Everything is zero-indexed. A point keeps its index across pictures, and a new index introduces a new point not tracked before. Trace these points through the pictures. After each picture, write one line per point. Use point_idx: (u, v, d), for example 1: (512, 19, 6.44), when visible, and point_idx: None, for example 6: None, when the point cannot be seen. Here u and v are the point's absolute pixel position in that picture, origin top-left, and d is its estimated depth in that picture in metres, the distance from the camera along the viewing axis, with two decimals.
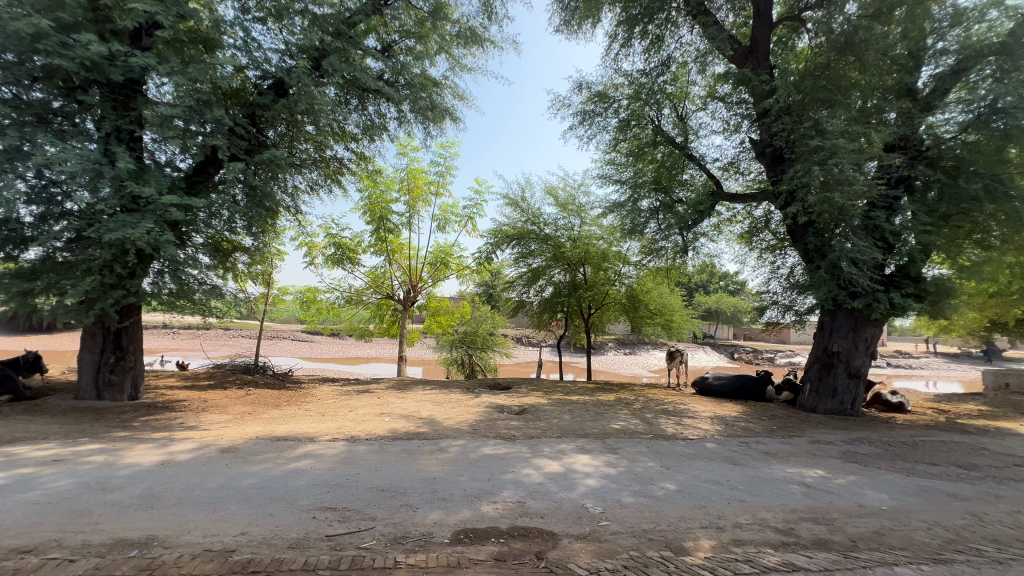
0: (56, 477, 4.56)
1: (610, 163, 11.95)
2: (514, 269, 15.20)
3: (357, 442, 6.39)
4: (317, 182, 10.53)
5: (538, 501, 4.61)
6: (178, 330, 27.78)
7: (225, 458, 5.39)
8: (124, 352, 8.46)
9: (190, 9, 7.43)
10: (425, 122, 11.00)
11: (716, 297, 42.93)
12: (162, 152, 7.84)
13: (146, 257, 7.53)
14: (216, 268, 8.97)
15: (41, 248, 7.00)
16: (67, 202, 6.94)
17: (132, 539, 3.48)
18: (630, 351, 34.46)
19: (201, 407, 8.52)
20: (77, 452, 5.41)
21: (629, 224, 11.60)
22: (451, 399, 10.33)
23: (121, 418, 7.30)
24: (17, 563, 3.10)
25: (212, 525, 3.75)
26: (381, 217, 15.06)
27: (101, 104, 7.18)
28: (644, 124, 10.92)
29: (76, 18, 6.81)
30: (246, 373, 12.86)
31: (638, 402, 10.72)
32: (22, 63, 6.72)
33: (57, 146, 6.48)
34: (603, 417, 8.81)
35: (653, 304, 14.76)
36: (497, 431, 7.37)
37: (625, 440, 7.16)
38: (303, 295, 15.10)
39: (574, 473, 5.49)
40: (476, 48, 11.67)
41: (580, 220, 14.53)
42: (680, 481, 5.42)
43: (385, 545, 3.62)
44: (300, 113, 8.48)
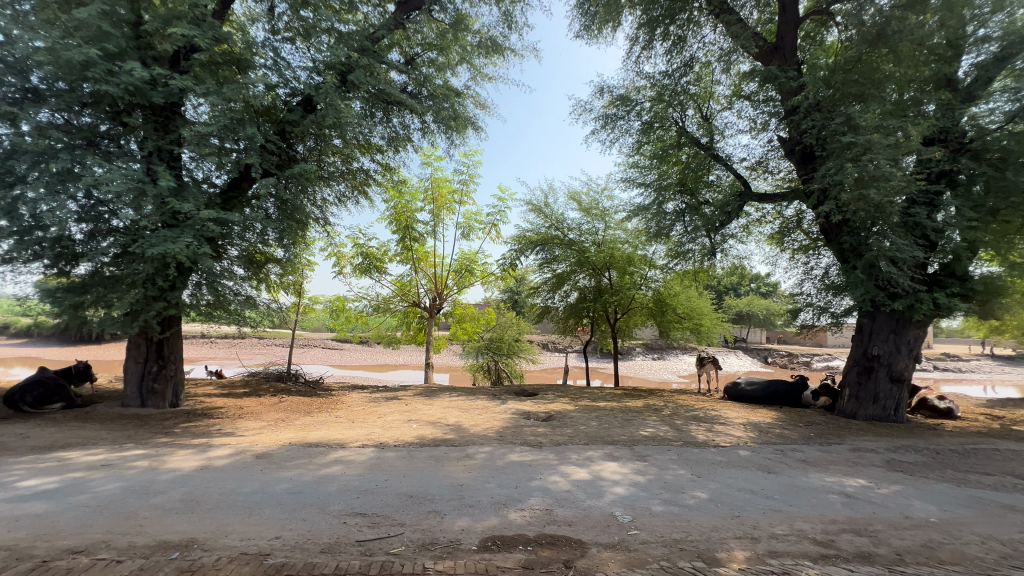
0: (103, 481, 4.79)
1: (634, 167, 11.82)
2: (538, 275, 15.16)
3: (386, 449, 6.48)
4: (345, 195, 10.79)
5: (565, 509, 4.57)
6: (216, 339, 28.94)
7: (260, 464, 5.56)
8: (166, 361, 8.80)
9: (225, 32, 7.79)
10: (448, 132, 11.17)
11: (746, 300, 41.85)
12: (199, 169, 8.22)
13: (186, 270, 7.86)
14: (250, 279, 9.30)
15: (90, 264, 7.42)
16: (113, 219, 7.35)
17: (174, 541, 3.62)
18: (659, 355, 33.89)
19: (238, 414, 8.81)
20: (123, 457, 5.68)
21: (654, 228, 11.48)
22: (478, 406, 10.37)
23: (163, 425, 7.62)
24: (69, 562, 3.27)
25: (248, 529, 3.86)
26: (406, 226, 15.32)
27: (144, 126, 7.60)
28: (668, 126, 10.84)
29: (121, 47, 7.23)
30: (279, 381, 13.18)
31: (668, 408, 10.51)
32: (73, 90, 7.15)
33: (105, 167, 6.87)
34: (632, 423, 8.68)
35: (681, 309, 14.52)
36: (524, 438, 7.35)
37: (655, 448, 7.03)
38: (333, 304, 15.44)
39: (601, 481, 5.42)
40: (497, 56, 11.79)
41: (604, 224, 14.45)
42: (711, 490, 5.28)
43: (414, 550, 3.66)
44: (328, 128, 8.73)
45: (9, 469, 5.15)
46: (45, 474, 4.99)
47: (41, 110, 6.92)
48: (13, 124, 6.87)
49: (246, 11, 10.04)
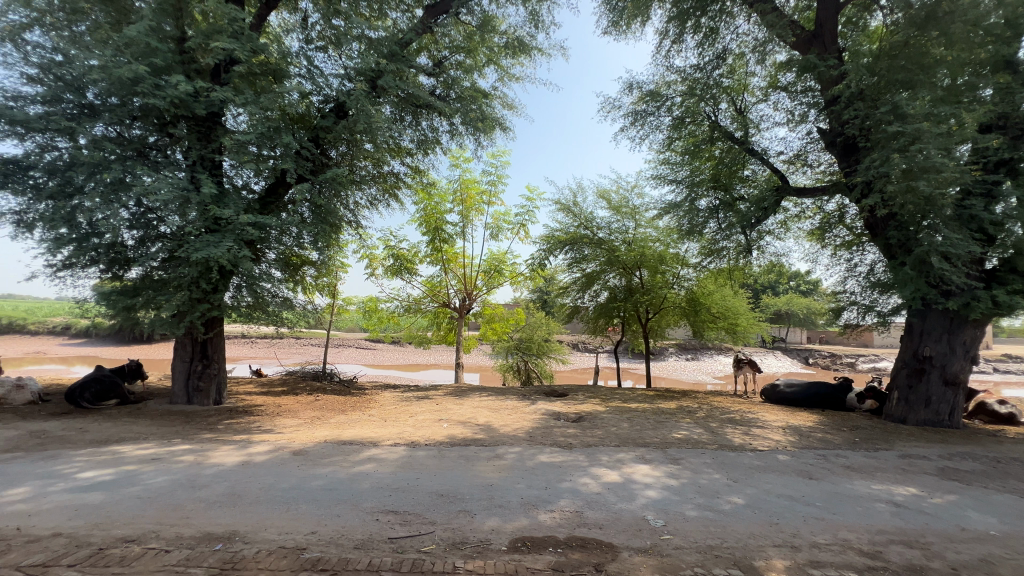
0: (152, 474, 5.06)
1: (664, 163, 11.59)
2: (568, 275, 15.06)
3: (417, 448, 6.58)
4: (376, 198, 11.02)
5: (595, 511, 4.52)
6: (256, 339, 30.13)
7: (297, 460, 5.74)
8: (209, 360, 9.23)
9: (262, 44, 8.11)
10: (476, 133, 11.25)
11: (785, 298, 40.38)
12: (239, 176, 8.57)
13: (227, 273, 8.21)
14: (288, 281, 9.62)
15: (141, 268, 7.85)
16: (161, 226, 7.74)
17: (218, 533, 3.77)
18: (693, 356, 33.10)
19: (276, 411, 9.13)
20: (172, 451, 5.98)
21: (686, 226, 11.21)
22: (507, 406, 10.37)
23: (207, 421, 7.98)
24: (123, 550, 3.47)
25: (286, 523, 3.99)
26: (436, 227, 15.52)
27: (188, 137, 7.97)
28: (700, 121, 10.56)
29: (167, 61, 7.61)
30: (315, 380, 13.60)
31: (702, 410, 10.24)
32: (124, 105, 7.57)
33: (153, 176, 7.24)
34: (664, 425, 8.51)
35: (715, 308, 14.11)
36: (554, 439, 7.31)
37: (688, 451, 6.86)
38: (366, 304, 15.80)
39: (633, 484, 5.33)
40: (524, 56, 11.79)
41: (634, 223, 14.24)
42: (748, 495, 5.11)
43: (445, 549, 3.69)
44: (359, 133, 8.94)
45: (70, 461, 5.50)
46: (102, 467, 5.31)
47: (96, 124, 7.35)
48: (71, 138, 7.33)
49: (281, 23, 10.43)
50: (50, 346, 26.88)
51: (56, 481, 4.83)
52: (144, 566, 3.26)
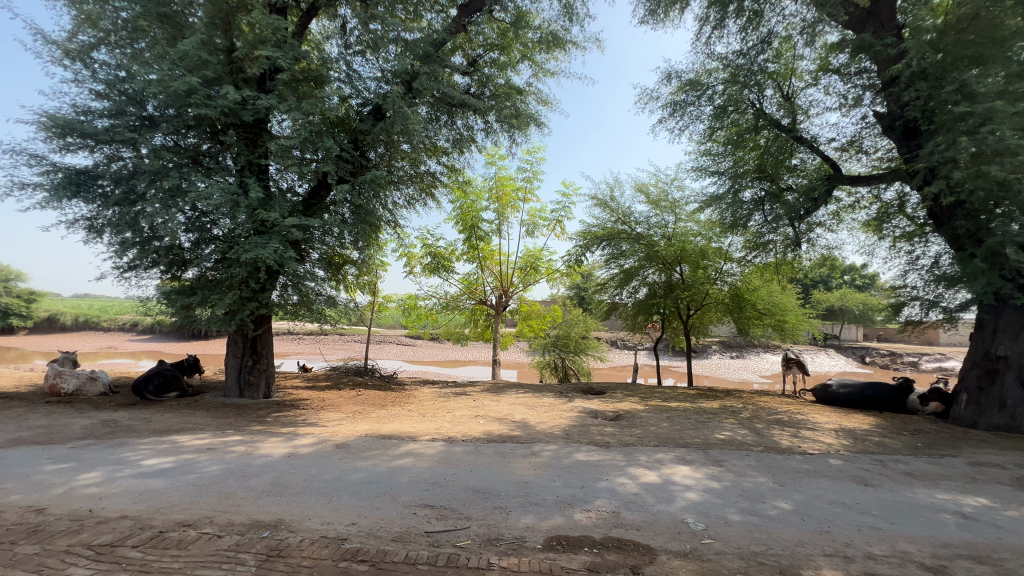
0: (207, 463, 5.37)
1: (705, 154, 11.20)
2: (605, 271, 14.81)
3: (454, 443, 6.67)
4: (414, 197, 11.21)
5: (633, 512, 4.43)
6: (302, 336, 31.44)
7: (339, 453, 5.94)
8: (259, 356, 9.71)
9: (304, 51, 8.42)
10: (511, 131, 11.23)
11: (838, 293, 38.23)
12: (284, 180, 8.95)
13: (275, 272, 8.60)
14: (330, 280, 9.96)
15: (196, 269, 8.33)
16: (214, 228, 8.19)
17: (265, 521, 3.96)
18: (738, 354, 31.89)
19: (321, 405, 9.49)
20: (225, 442, 6.32)
21: (729, 219, 10.76)
22: (544, 403, 10.34)
23: (257, 414, 8.39)
24: (180, 534, 3.70)
25: (328, 514, 4.14)
26: (472, 225, 15.65)
27: (237, 143, 8.40)
28: (743, 109, 10.12)
29: (217, 73, 8.03)
30: (358, 375, 14.05)
31: (747, 411, 9.85)
32: (180, 116, 8.04)
33: (207, 182, 7.67)
34: (706, 425, 8.24)
35: (761, 304, 13.52)
36: (591, 437, 7.22)
37: (731, 452, 6.61)
38: (405, 302, 16.14)
39: (672, 485, 5.18)
40: (559, 51, 11.64)
41: (674, 217, 13.86)
42: (796, 500, 4.87)
43: (480, 545, 3.72)
44: (396, 134, 9.14)
45: (135, 449, 5.93)
46: (163, 455, 5.69)
47: (155, 134, 7.85)
48: (134, 149, 7.86)
49: (322, 30, 10.80)
50: (120, 341, 29.06)
51: (123, 467, 5.21)
52: (198, 550, 3.46)
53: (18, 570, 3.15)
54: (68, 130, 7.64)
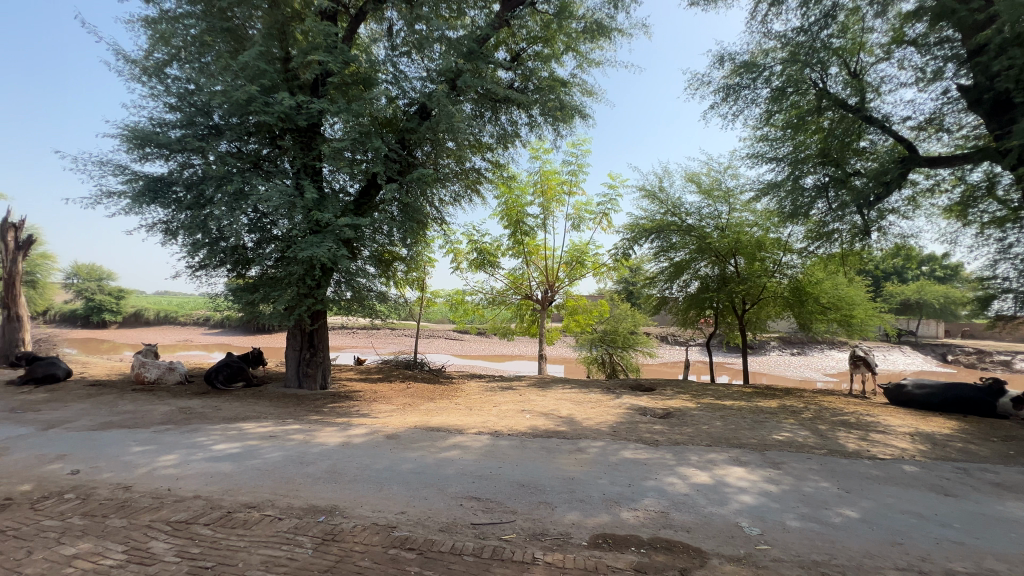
0: (269, 450, 5.72)
1: (762, 140, 10.59)
2: (654, 264, 14.36)
3: (500, 437, 6.73)
4: (460, 194, 11.34)
5: (683, 513, 4.29)
6: (357, 330, 32.78)
7: (390, 444, 6.15)
8: (316, 349, 10.23)
9: (353, 55, 8.73)
10: (555, 124, 11.10)
11: (915, 284, 35.09)
12: (336, 181, 9.34)
13: (329, 270, 9.01)
14: (381, 276, 10.30)
15: (259, 267, 8.87)
16: (274, 229, 8.68)
17: (321, 506, 4.17)
18: (799, 351, 30.08)
19: (373, 397, 9.86)
20: (286, 430, 6.71)
21: (789, 208, 10.12)
22: (591, 399, 10.22)
23: (315, 405, 8.84)
24: (245, 515, 3.96)
25: (379, 502, 4.29)
26: (517, 221, 15.66)
27: (293, 147, 8.85)
28: (804, 90, 9.50)
29: (274, 81, 8.47)
30: (408, 368, 14.49)
31: (809, 411, 9.28)
32: (242, 123, 8.55)
33: (266, 185, 8.13)
34: (763, 425, 7.85)
35: (825, 298, 12.66)
36: (639, 435, 7.06)
37: (790, 454, 6.25)
38: (452, 297, 16.41)
39: (725, 487, 4.97)
40: (604, 39, 11.35)
41: (728, 207, 13.25)
42: (863, 508, 4.54)
43: (525, 539, 3.73)
44: (442, 132, 9.28)
45: (207, 434, 6.42)
46: (231, 441, 6.12)
47: (221, 142, 8.41)
48: (203, 156, 8.45)
49: (370, 33, 11.13)
50: (195, 335, 31.52)
51: (197, 451, 5.66)
52: (261, 531, 3.70)
53: (109, 541, 3.49)
54: (147, 141, 8.32)
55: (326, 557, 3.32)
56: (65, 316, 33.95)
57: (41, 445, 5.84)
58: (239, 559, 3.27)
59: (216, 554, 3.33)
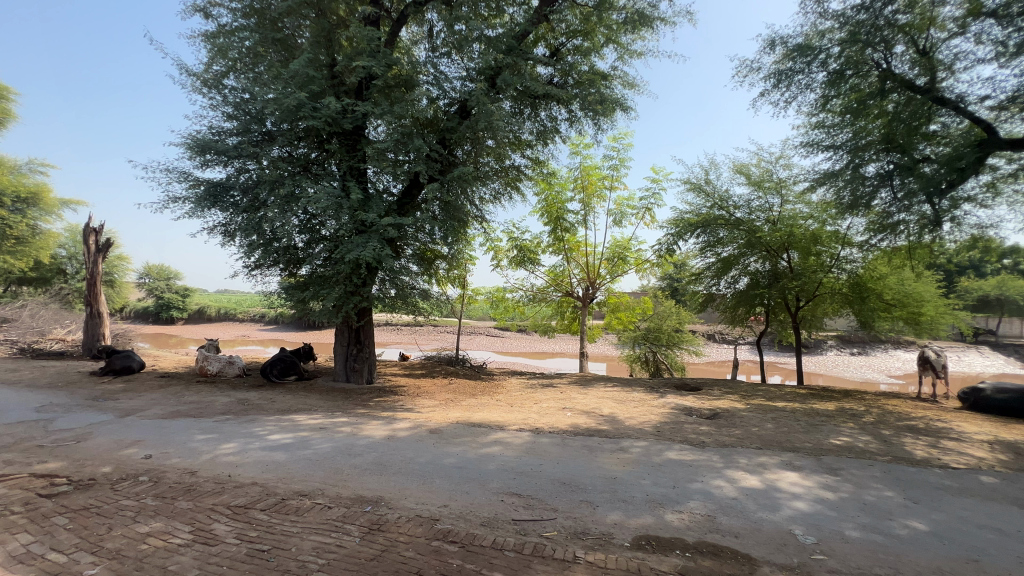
0: (319, 441, 5.98)
1: (818, 127, 10.00)
2: (700, 260, 13.89)
3: (541, 434, 6.73)
4: (500, 192, 11.37)
5: (731, 518, 4.12)
6: (401, 326, 33.66)
7: (432, 438, 6.28)
8: (362, 345, 10.60)
9: (395, 58, 8.94)
10: (596, 118, 10.91)
11: (995, 279, 32.06)
12: (380, 182, 9.61)
13: (374, 269, 9.29)
14: (423, 274, 10.51)
15: (309, 266, 9.26)
16: (322, 229, 9.05)
17: (368, 497, 4.31)
18: (860, 350, 28.24)
19: (417, 392, 10.11)
20: (334, 423, 6.99)
21: (848, 198, 9.50)
22: (634, 398, 10.03)
23: (362, 398, 9.17)
24: (298, 502, 4.17)
25: (422, 495, 4.39)
26: (557, 217, 15.56)
27: (339, 151, 9.19)
28: (866, 72, 8.90)
29: (321, 87, 8.82)
30: (450, 364, 14.74)
31: (871, 414, 8.69)
32: (293, 129, 8.96)
33: (315, 187, 8.47)
34: (819, 429, 7.43)
35: (889, 294, 11.83)
36: (684, 435, 6.86)
37: (849, 460, 5.88)
38: (493, 295, 16.51)
39: (777, 492, 4.74)
40: (646, 29, 11.04)
41: (780, 199, 12.63)
42: (934, 521, 4.20)
43: (566, 537, 3.71)
44: (482, 131, 9.36)
45: (263, 425, 6.79)
46: (284, 431, 6.45)
47: (273, 147, 8.85)
48: (257, 161, 8.92)
49: (411, 36, 11.36)
50: (253, 330, 33.39)
51: (254, 440, 5.99)
52: (312, 518, 3.87)
53: (176, 522, 3.76)
54: (207, 149, 8.87)
55: (372, 546, 3.44)
56: (139, 312, 36.87)
57: (119, 431, 6.37)
58: (292, 543, 3.45)
59: (272, 538, 3.51)
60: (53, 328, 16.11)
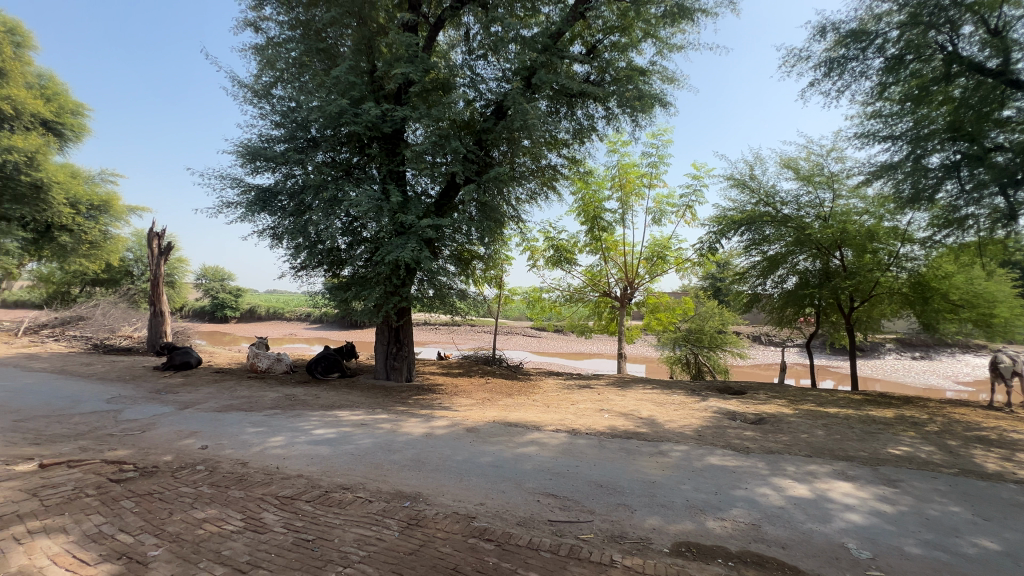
0: (361, 437, 6.17)
1: (873, 117, 9.43)
2: (745, 259, 13.36)
3: (577, 435, 6.67)
4: (536, 192, 11.35)
5: (777, 528, 3.95)
6: (439, 326, 34.20)
7: (469, 437, 6.35)
8: (402, 344, 10.86)
9: (432, 62, 9.08)
10: (634, 115, 10.70)
11: None
12: (419, 185, 9.80)
13: (412, 269, 9.49)
14: (461, 274, 10.63)
15: (351, 267, 9.57)
16: (363, 231, 9.33)
17: (407, 492, 4.41)
18: (923, 354, 26.37)
19: (455, 391, 10.25)
20: (375, 419, 7.20)
21: (908, 191, 8.87)
22: (673, 401, 9.77)
23: (401, 396, 9.38)
24: (341, 495, 4.32)
25: (459, 492, 4.44)
26: (594, 217, 15.36)
27: (379, 155, 9.48)
28: (928, 56, 8.35)
29: (362, 93, 9.09)
30: (488, 364, 14.86)
31: (936, 423, 8.09)
32: (336, 135, 9.29)
33: (357, 191, 8.74)
34: (875, 437, 6.99)
35: (955, 294, 10.96)
36: (727, 440, 6.63)
37: (910, 472, 5.49)
38: (529, 295, 16.49)
39: (829, 503, 4.49)
40: (685, 22, 10.72)
41: (831, 193, 11.98)
42: (1008, 541, 3.86)
43: (603, 540, 3.66)
44: (517, 131, 9.38)
45: (309, 420, 7.07)
46: (328, 426, 6.69)
47: (318, 153, 9.20)
48: (302, 167, 9.29)
49: (448, 40, 11.52)
50: (299, 330, 34.83)
51: (300, 434, 6.25)
52: (354, 511, 4.00)
53: (229, 509, 3.97)
54: (256, 156, 9.33)
55: (410, 541, 3.51)
56: (196, 312, 39.25)
57: (179, 423, 6.80)
58: (335, 535, 3.57)
59: (316, 529, 3.66)
60: (122, 325, 17.37)
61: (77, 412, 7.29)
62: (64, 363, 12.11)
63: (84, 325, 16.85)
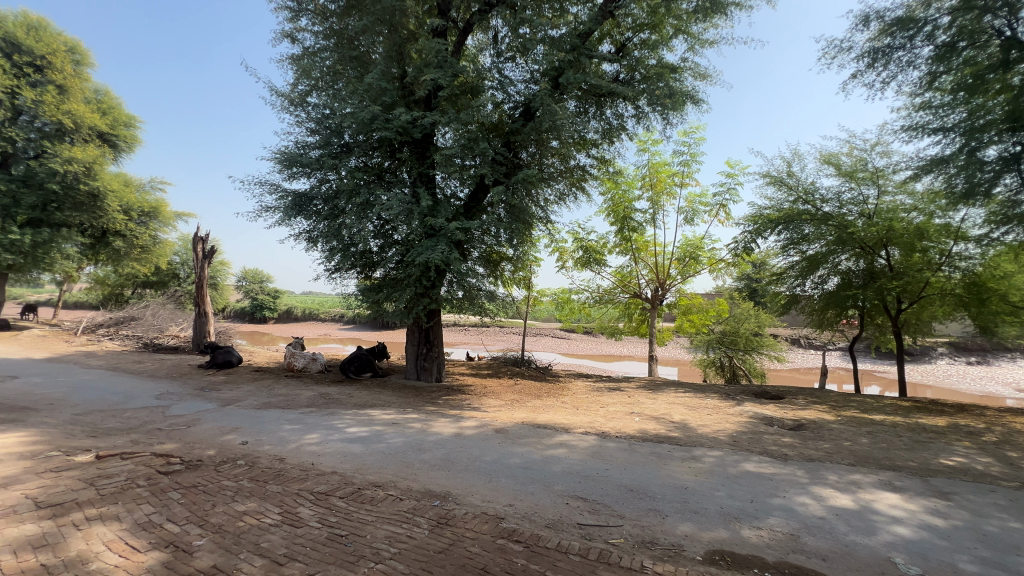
0: (392, 436, 6.29)
1: (922, 108, 8.95)
2: (783, 259, 12.90)
3: (607, 438, 6.59)
4: (565, 192, 11.27)
5: (818, 539, 3.79)
6: (469, 327, 34.49)
7: (498, 438, 6.37)
8: (432, 345, 11.01)
9: (461, 67, 9.19)
10: (665, 113, 10.51)
11: None
12: (448, 187, 9.91)
13: (442, 271, 9.61)
14: (489, 276, 10.68)
15: (383, 269, 9.78)
16: (394, 234, 9.51)
17: (436, 491, 4.46)
18: (980, 359, 24.75)
19: (483, 392, 10.31)
20: (406, 419, 7.32)
21: (962, 186, 8.36)
22: (707, 405, 9.52)
23: (431, 396, 9.50)
24: (372, 492, 4.41)
25: (488, 493, 4.47)
26: (624, 217, 15.14)
27: (410, 159, 9.67)
28: (984, 42, 7.87)
29: (392, 98, 9.29)
30: (517, 365, 14.89)
31: (994, 433, 7.57)
32: (368, 140, 9.52)
33: (388, 195, 8.93)
34: (925, 446, 6.61)
35: (1016, 295, 9.90)
36: (764, 447, 6.41)
37: (965, 485, 5.16)
38: (558, 296, 16.39)
39: (873, 514, 4.28)
40: (718, 16, 10.48)
41: (876, 189, 11.44)
42: None
43: (634, 545, 3.61)
44: (546, 132, 9.36)
45: (342, 418, 7.26)
46: (361, 425, 6.84)
47: (351, 158, 9.45)
48: (336, 171, 9.56)
49: (477, 43, 11.63)
50: (334, 330, 35.77)
51: (334, 432, 6.43)
52: (386, 508, 4.09)
53: (268, 503, 4.12)
54: (293, 162, 9.67)
55: (439, 540, 3.55)
56: (237, 312, 40.91)
57: (221, 419, 7.10)
58: (367, 531, 3.65)
59: (349, 525, 3.75)
60: (169, 325, 18.28)
61: (129, 407, 7.72)
62: (118, 360, 12.82)
63: (135, 325, 17.82)
